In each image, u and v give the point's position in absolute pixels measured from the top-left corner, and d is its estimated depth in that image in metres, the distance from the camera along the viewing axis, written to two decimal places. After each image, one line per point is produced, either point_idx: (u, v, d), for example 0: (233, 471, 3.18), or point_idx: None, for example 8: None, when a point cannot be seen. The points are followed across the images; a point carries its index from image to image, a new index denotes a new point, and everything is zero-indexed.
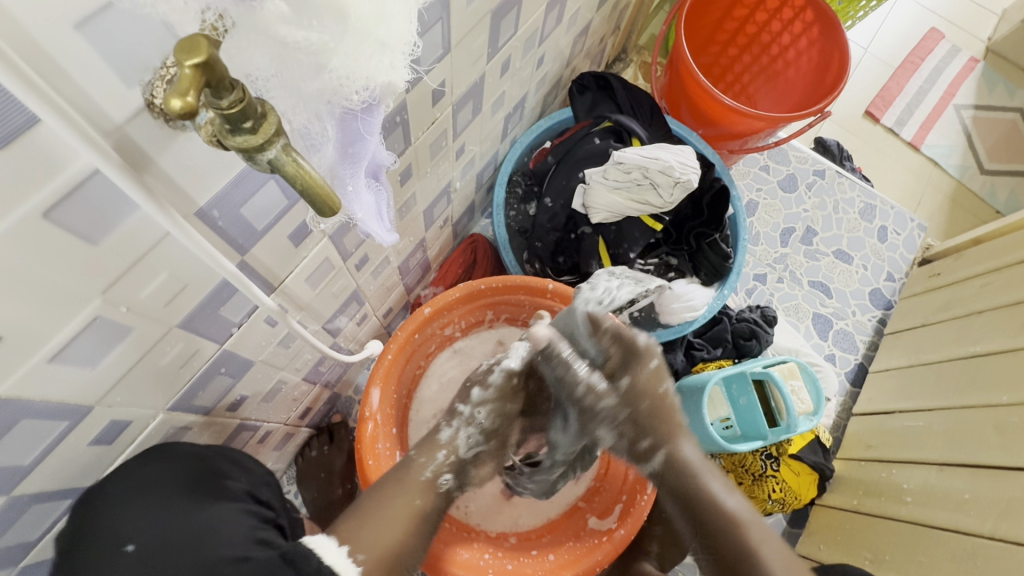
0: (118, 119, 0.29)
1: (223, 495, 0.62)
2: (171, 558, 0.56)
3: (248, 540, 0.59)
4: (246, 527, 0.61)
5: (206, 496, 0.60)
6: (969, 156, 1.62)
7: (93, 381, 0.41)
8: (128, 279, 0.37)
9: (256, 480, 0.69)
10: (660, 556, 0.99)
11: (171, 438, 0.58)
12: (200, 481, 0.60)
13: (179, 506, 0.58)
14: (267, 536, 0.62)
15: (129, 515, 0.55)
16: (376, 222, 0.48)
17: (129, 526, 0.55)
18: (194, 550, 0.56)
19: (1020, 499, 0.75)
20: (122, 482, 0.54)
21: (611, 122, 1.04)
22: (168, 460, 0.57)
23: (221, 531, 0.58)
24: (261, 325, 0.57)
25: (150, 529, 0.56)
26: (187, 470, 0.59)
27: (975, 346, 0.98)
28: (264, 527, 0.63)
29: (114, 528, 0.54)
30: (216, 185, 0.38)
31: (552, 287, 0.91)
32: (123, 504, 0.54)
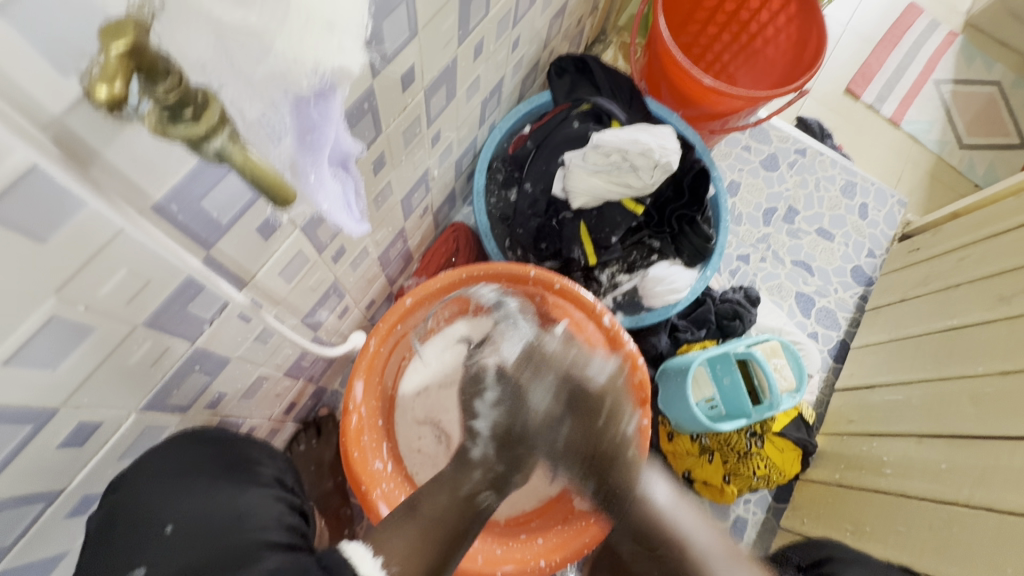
0: (56, 111, 0.28)
1: (256, 481, 0.65)
2: (202, 538, 0.56)
3: (279, 523, 0.61)
4: (277, 510, 0.63)
5: (241, 482, 0.63)
6: (949, 131, 1.63)
7: (56, 382, 0.40)
8: (84, 276, 0.36)
9: (281, 468, 0.71)
10: None
11: (190, 428, 0.63)
12: (232, 469, 0.64)
13: (214, 487, 0.61)
14: (295, 522, 0.63)
15: (164, 494, 0.57)
16: (345, 213, 0.48)
17: (167, 508, 0.57)
18: (227, 531, 0.57)
19: (996, 466, 0.77)
20: (160, 464, 0.58)
21: (590, 105, 1.03)
22: (201, 448, 0.62)
23: (254, 513, 0.60)
24: (234, 321, 0.56)
25: (183, 512, 0.58)
26: (220, 457, 0.64)
27: (952, 319, 1.00)
28: (292, 513, 0.65)
29: (155, 509, 0.57)
30: (172, 178, 0.37)
31: (534, 273, 0.91)
32: (159, 483, 0.57)
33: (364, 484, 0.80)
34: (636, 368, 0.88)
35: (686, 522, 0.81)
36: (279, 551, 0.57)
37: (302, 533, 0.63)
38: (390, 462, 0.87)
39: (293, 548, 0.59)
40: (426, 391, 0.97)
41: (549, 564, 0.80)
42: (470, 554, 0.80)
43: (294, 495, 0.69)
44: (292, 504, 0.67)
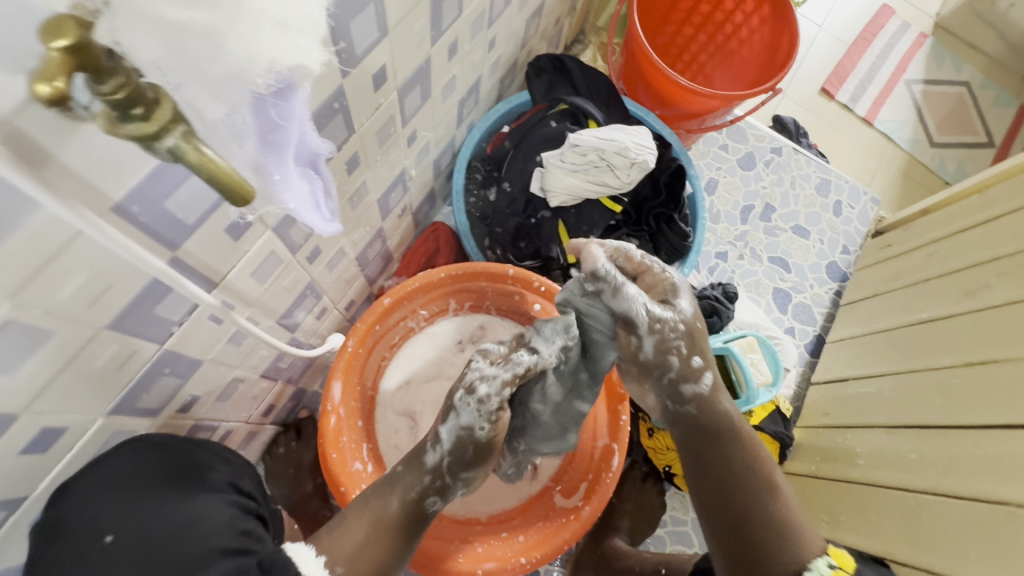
0: (4, 111, 0.27)
1: (206, 487, 0.63)
2: (146, 549, 0.55)
3: (231, 530, 0.59)
4: (229, 516, 0.61)
5: (190, 487, 0.61)
6: (920, 130, 1.67)
7: (15, 387, 0.39)
8: (43, 279, 0.35)
9: (238, 471, 0.69)
10: (630, 532, 1.02)
11: (147, 432, 0.59)
12: (182, 475, 0.61)
13: (162, 496, 0.58)
14: (249, 527, 0.62)
15: (105, 508, 0.54)
16: (314, 212, 0.48)
17: (109, 518, 0.55)
18: (175, 540, 0.56)
19: (961, 455, 0.79)
20: (105, 475, 0.54)
21: (567, 105, 1.03)
22: (153, 455, 0.58)
23: (203, 520, 0.58)
24: (205, 322, 0.55)
25: (126, 521, 0.56)
26: (170, 462, 0.60)
27: (921, 313, 1.02)
28: (246, 517, 0.63)
29: (92, 522, 0.54)
30: (131, 179, 0.36)
31: (513, 272, 0.92)
32: (102, 495, 0.54)
33: (342, 486, 0.79)
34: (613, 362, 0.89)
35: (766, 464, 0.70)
36: (229, 557, 0.57)
37: (256, 537, 0.62)
38: (370, 463, 0.86)
39: (246, 553, 0.59)
40: (408, 384, 0.96)
41: (529, 560, 0.80)
42: (453, 552, 0.80)
43: (249, 498, 0.68)
44: (246, 508, 0.65)
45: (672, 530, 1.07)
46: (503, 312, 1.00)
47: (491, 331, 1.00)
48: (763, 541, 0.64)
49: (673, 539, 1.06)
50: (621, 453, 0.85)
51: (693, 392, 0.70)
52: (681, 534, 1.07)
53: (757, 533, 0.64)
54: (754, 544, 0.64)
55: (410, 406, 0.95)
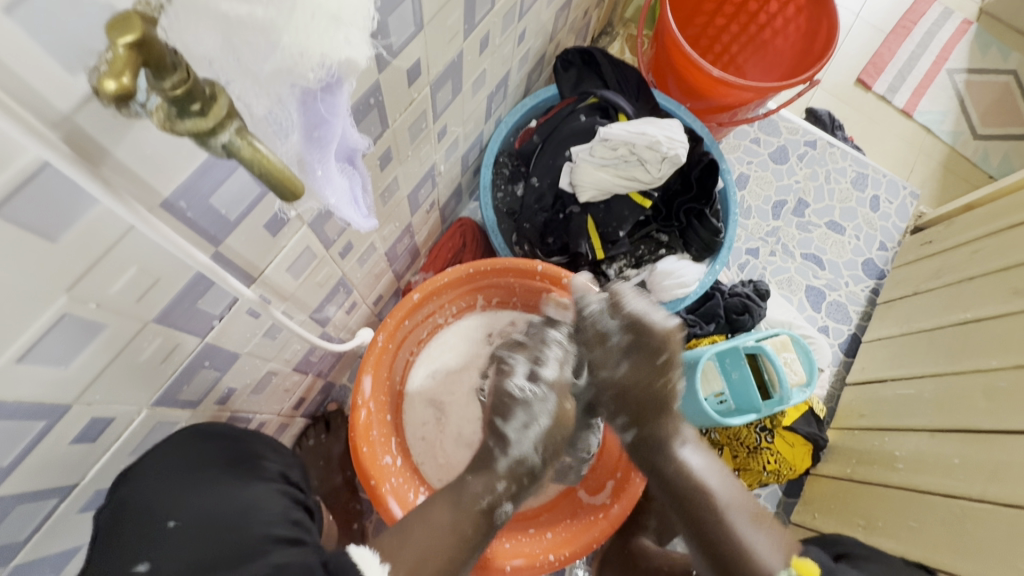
0: (65, 109, 0.28)
1: (260, 476, 0.64)
2: (209, 534, 0.56)
3: (283, 518, 0.61)
4: (282, 505, 0.63)
5: (245, 477, 0.63)
6: (962, 121, 1.60)
7: (69, 378, 0.40)
8: (97, 273, 0.36)
9: (287, 462, 0.70)
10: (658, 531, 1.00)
11: (196, 422, 0.62)
12: (237, 463, 0.63)
13: (220, 481, 0.61)
14: (300, 517, 0.63)
15: (167, 492, 0.57)
16: (353, 208, 0.47)
17: (165, 505, 0.57)
18: (233, 525, 0.57)
19: (1010, 462, 0.75)
20: (160, 460, 0.57)
21: (596, 99, 1.02)
22: (201, 442, 0.61)
23: (257, 508, 0.60)
24: (244, 316, 0.56)
25: (183, 507, 0.57)
26: (228, 451, 0.63)
27: (965, 312, 0.98)
28: (297, 508, 0.65)
29: (153, 505, 0.56)
30: (180, 175, 0.37)
31: (541, 268, 0.91)
32: (161, 479, 0.57)
33: (372, 479, 0.80)
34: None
35: (720, 487, 0.75)
36: (285, 545, 0.58)
37: (308, 527, 0.63)
38: (399, 457, 0.87)
39: (298, 542, 0.60)
40: (437, 372, 0.97)
41: (558, 558, 0.79)
42: (479, 547, 0.80)
43: (297, 489, 0.69)
44: (296, 499, 0.67)
45: None
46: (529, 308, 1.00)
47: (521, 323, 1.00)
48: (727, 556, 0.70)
49: None
50: None
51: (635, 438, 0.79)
52: None
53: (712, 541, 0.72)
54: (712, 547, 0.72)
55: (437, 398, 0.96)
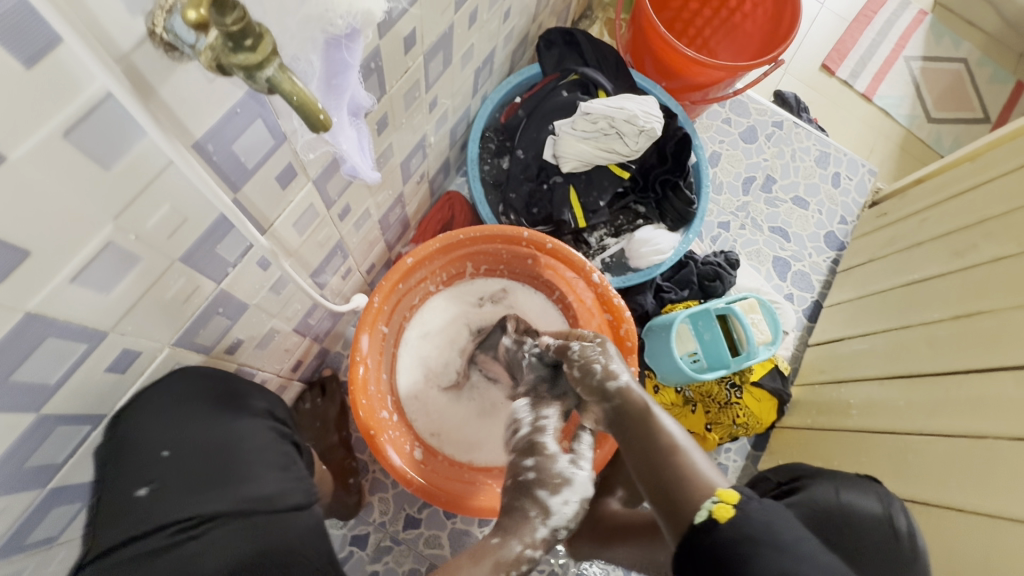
0: (124, 47, 0.32)
1: (246, 411, 0.66)
2: (202, 464, 0.59)
3: (273, 450, 0.65)
4: (269, 438, 0.66)
5: (235, 412, 0.64)
6: (917, 106, 1.71)
7: (110, 303, 0.44)
8: (135, 208, 0.40)
9: (272, 401, 0.72)
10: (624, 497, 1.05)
11: (188, 364, 0.61)
12: (223, 399, 0.64)
13: (208, 418, 0.61)
14: (287, 448, 0.67)
15: (165, 424, 0.58)
16: (359, 158, 0.53)
17: (162, 436, 0.58)
18: (226, 456, 0.60)
19: (947, 398, 0.85)
20: (161, 395, 0.57)
21: (577, 76, 1.08)
22: (195, 380, 0.61)
23: (248, 441, 0.63)
24: (254, 266, 0.61)
25: (178, 438, 0.59)
26: (214, 386, 0.63)
27: (913, 274, 1.07)
28: (283, 440, 0.68)
29: (151, 438, 0.57)
30: (210, 119, 0.41)
31: (527, 234, 0.97)
32: (154, 413, 0.57)
33: (372, 430, 0.85)
34: (612, 299, 0.96)
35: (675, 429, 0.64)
36: (274, 474, 0.63)
37: (294, 458, 0.67)
38: (394, 412, 0.93)
39: (287, 469, 0.65)
40: (428, 332, 1.04)
41: None
42: (474, 492, 0.86)
43: (282, 424, 0.71)
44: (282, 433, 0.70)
45: None
46: (517, 275, 1.06)
47: (513, 292, 1.08)
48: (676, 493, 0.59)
49: None
50: (629, 402, 0.91)
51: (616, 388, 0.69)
52: None
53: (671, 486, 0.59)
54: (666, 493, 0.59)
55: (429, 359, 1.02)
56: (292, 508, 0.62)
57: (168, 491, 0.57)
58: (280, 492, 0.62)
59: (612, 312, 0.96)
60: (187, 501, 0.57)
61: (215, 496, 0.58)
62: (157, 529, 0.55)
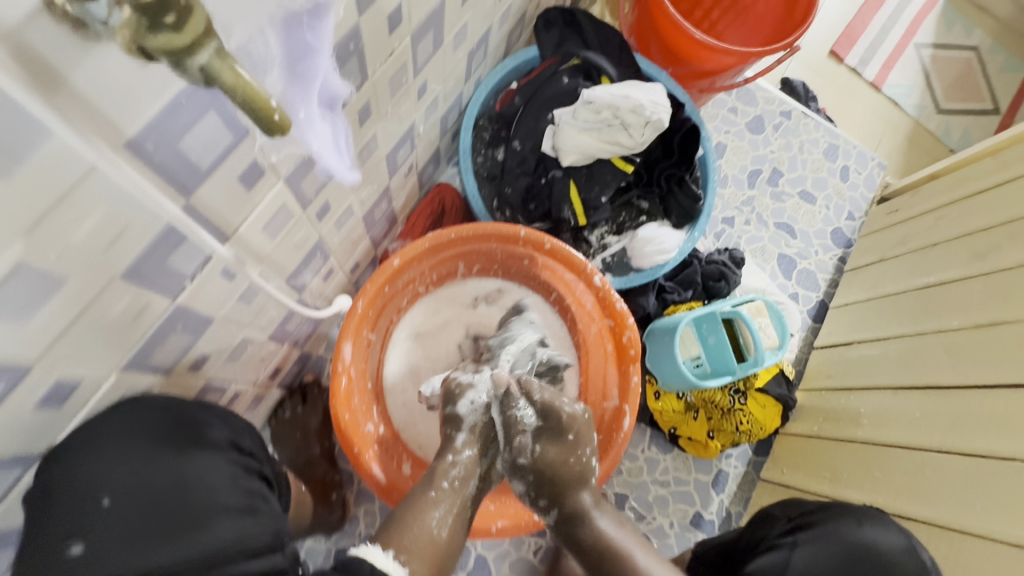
0: (12, 20, 0.24)
1: (203, 445, 0.58)
2: (147, 511, 0.52)
3: (233, 489, 0.57)
4: (229, 475, 0.58)
5: (189, 448, 0.57)
6: (927, 95, 1.65)
7: (31, 334, 0.37)
8: (54, 219, 0.33)
9: (237, 428, 0.64)
10: None
11: (138, 395, 0.54)
12: (173, 433, 0.56)
13: (155, 457, 0.54)
14: (252, 485, 0.60)
15: (103, 468, 0.51)
16: (335, 157, 0.46)
17: (100, 480, 0.51)
18: (175, 500, 0.54)
19: (967, 413, 0.80)
20: (95, 436, 0.50)
21: (580, 60, 1.00)
22: (137, 415, 0.53)
23: (202, 481, 0.55)
24: (218, 277, 0.53)
25: (120, 482, 0.52)
26: (163, 419, 0.55)
27: (929, 277, 1.02)
28: (250, 475, 0.61)
29: (86, 484, 0.50)
30: (147, 112, 0.34)
31: (524, 234, 0.91)
32: (87, 457, 0.50)
33: (355, 446, 0.79)
34: (614, 303, 0.90)
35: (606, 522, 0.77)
36: (231, 517, 0.56)
37: (261, 495, 0.60)
38: (381, 424, 0.87)
39: (251, 512, 0.58)
40: (419, 336, 0.97)
41: (542, 516, 0.81)
42: None
43: (251, 455, 0.64)
44: (249, 466, 0.62)
45: (674, 490, 1.12)
46: (512, 275, 1.00)
47: (510, 293, 1.01)
48: None
49: (676, 498, 1.11)
50: (632, 414, 0.86)
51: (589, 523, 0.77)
52: (682, 492, 1.12)
53: None
54: None
55: (419, 365, 0.96)
56: (253, 555, 0.55)
57: (105, 546, 0.50)
58: (239, 539, 0.55)
59: (614, 316, 0.90)
60: (127, 557, 0.50)
61: (159, 550, 0.51)
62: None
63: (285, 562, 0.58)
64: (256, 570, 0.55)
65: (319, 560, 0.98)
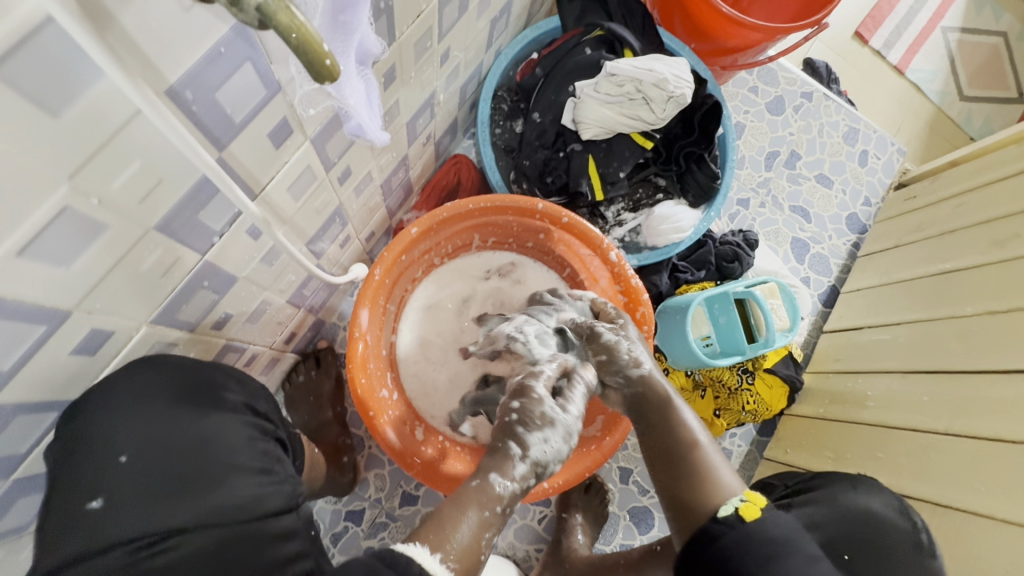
0: None
1: (221, 406, 0.59)
2: (166, 467, 0.53)
3: (251, 449, 0.59)
4: (247, 436, 0.59)
5: (206, 407, 0.57)
6: (951, 81, 1.61)
7: (71, 280, 0.38)
8: (97, 164, 0.33)
9: (252, 392, 0.65)
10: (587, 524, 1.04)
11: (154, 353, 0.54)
12: (192, 391, 0.57)
13: (174, 415, 0.55)
14: (269, 447, 0.61)
15: (123, 423, 0.51)
16: (366, 114, 0.45)
17: (120, 435, 0.51)
18: (195, 457, 0.54)
19: (975, 398, 0.81)
20: (117, 390, 0.50)
21: (603, 31, 0.97)
22: (158, 371, 0.54)
23: (221, 439, 0.56)
24: (244, 236, 0.54)
25: (140, 438, 0.52)
26: (182, 378, 0.56)
27: (944, 263, 1.02)
28: (264, 437, 0.62)
29: (107, 439, 0.51)
30: (187, 60, 0.33)
31: (542, 207, 0.90)
32: (107, 411, 0.50)
33: (371, 410, 0.80)
34: (629, 279, 0.90)
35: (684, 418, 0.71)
36: (252, 475, 0.57)
37: (276, 457, 0.62)
38: (394, 391, 0.88)
39: (268, 472, 0.59)
40: (432, 307, 0.98)
41: (552, 485, 0.82)
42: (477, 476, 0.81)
43: (264, 419, 0.65)
44: (264, 429, 0.63)
45: None
46: (526, 249, 1.00)
47: (522, 267, 1.01)
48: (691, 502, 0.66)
49: None
50: None
51: (627, 377, 0.73)
52: None
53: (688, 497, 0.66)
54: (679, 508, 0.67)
55: (430, 335, 0.97)
56: (271, 514, 0.57)
57: (125, 501, 0.50)
58: (259, 497, 0.56)
59: (628, 292, 0.90)
60: (147, 513, 0.50)
61: (180, 505, 0.52)
62: (108, 548, 0.49)
63: (298, 523, 0.60)
64: (276, 528, 0.57)
65: (329, 521, 1.01)
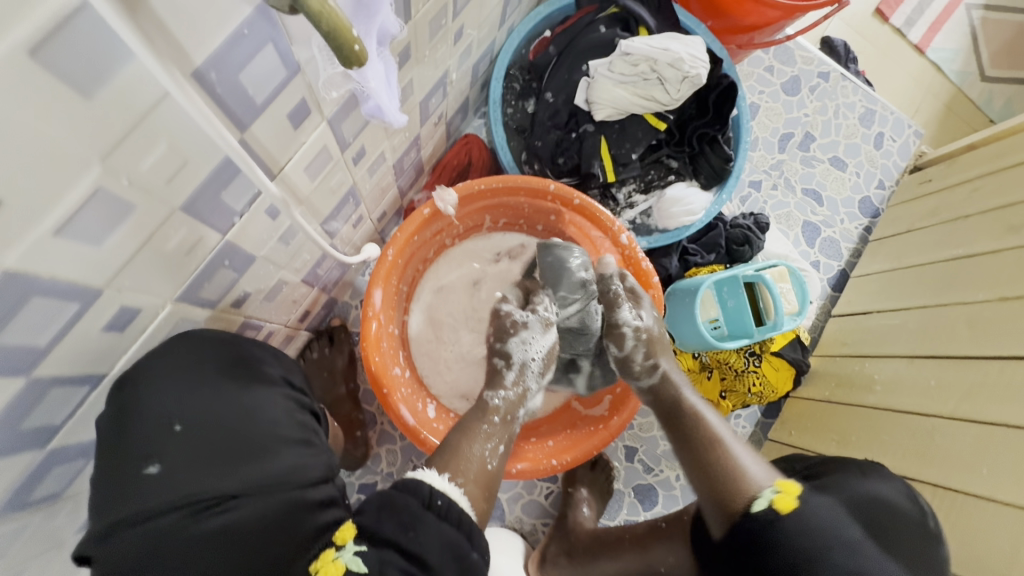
0: None
1: (262, 381, 0.63)
2: (217, 436, 0.56)
3: (291, 421, 0.62)
4: (287, 408, 0.63)
5: (248, 381, 0.61)
6: (972, 61, 1.57)
7: (102, 259, 0.39)
8: (128, 144, 0.34)
9: (287, 368, 0.69)
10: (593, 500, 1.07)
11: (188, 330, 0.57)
12: (235, 366, 0.60)
13: (221, 388, 0.58)
14: (306, 420, 0.65)
15: (174, 393, 0.55)
16: (385, 95, 0.46)
17: (172, 405, 0.55)
18: (242, 426, 0.57)
19: (982, 383, 0.82)
20: (166, 361, 0.54)
21: (618, 8, 0.95)
22: (203, 345, 0.58)
23: (264, 410, 0.60)
24: (263, 215, 0.55)
25: (190, 409, 0.56)
26: (225, 354, 0.60)
27: (958, 249, 1.01)
28: (302, 411, 0.66)
29: (162, 407, 0.54)
30: (214, 41, 0.34)
31: (554, 188, 0.90)
32: (166, 381, 0.54)
33: (385, 387, 0.82)
34: (639, 262, 0.90)
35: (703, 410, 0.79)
36: (294, 445, 0.60)
37: (313, 430, 0.65)
38: (406, 369, 0.90)
39: (308, 444, 0.62)
40: (444, 288, 0.99)
41: (560, 463, 0.84)
42: None
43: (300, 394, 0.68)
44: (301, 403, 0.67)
45: None
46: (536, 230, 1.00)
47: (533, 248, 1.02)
48: (720, 474, 0.72)
49: None
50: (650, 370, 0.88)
51: (647, 384, 0.83)
52: None
53: (719, 473, 0.72)
54: (712, 476, 0.73)
55: (441, 315, 0.98)
56: (311, 484, 0.60)
57: (179, 468, 0.53)
58: (302, 466, 0.59)
59: (638, 275, 0.91)
60: (202, 478, 0.53)
61: (231, 472, 0.54)
62: (161, 512, 0.51)
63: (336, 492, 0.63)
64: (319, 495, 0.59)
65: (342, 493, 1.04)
